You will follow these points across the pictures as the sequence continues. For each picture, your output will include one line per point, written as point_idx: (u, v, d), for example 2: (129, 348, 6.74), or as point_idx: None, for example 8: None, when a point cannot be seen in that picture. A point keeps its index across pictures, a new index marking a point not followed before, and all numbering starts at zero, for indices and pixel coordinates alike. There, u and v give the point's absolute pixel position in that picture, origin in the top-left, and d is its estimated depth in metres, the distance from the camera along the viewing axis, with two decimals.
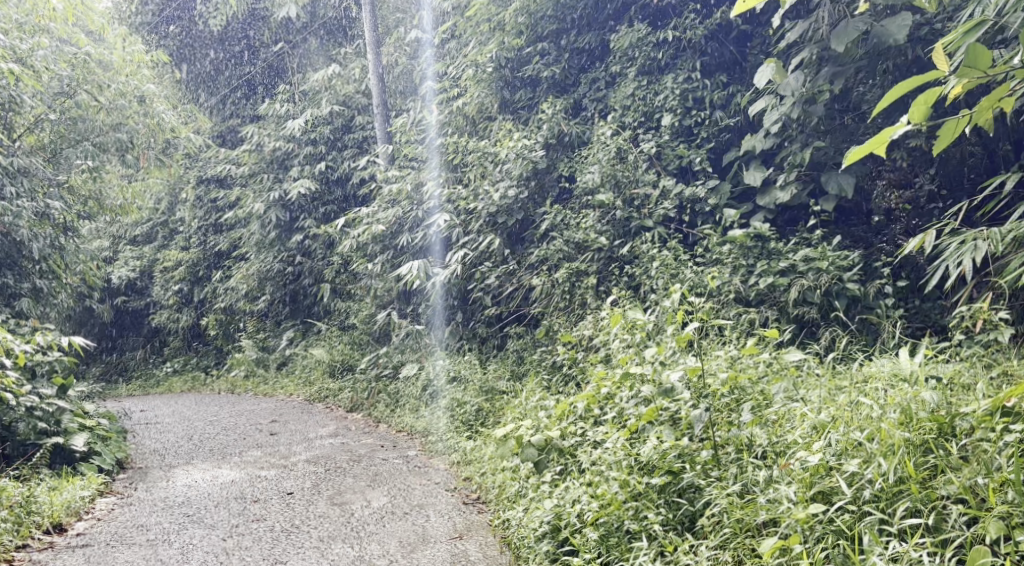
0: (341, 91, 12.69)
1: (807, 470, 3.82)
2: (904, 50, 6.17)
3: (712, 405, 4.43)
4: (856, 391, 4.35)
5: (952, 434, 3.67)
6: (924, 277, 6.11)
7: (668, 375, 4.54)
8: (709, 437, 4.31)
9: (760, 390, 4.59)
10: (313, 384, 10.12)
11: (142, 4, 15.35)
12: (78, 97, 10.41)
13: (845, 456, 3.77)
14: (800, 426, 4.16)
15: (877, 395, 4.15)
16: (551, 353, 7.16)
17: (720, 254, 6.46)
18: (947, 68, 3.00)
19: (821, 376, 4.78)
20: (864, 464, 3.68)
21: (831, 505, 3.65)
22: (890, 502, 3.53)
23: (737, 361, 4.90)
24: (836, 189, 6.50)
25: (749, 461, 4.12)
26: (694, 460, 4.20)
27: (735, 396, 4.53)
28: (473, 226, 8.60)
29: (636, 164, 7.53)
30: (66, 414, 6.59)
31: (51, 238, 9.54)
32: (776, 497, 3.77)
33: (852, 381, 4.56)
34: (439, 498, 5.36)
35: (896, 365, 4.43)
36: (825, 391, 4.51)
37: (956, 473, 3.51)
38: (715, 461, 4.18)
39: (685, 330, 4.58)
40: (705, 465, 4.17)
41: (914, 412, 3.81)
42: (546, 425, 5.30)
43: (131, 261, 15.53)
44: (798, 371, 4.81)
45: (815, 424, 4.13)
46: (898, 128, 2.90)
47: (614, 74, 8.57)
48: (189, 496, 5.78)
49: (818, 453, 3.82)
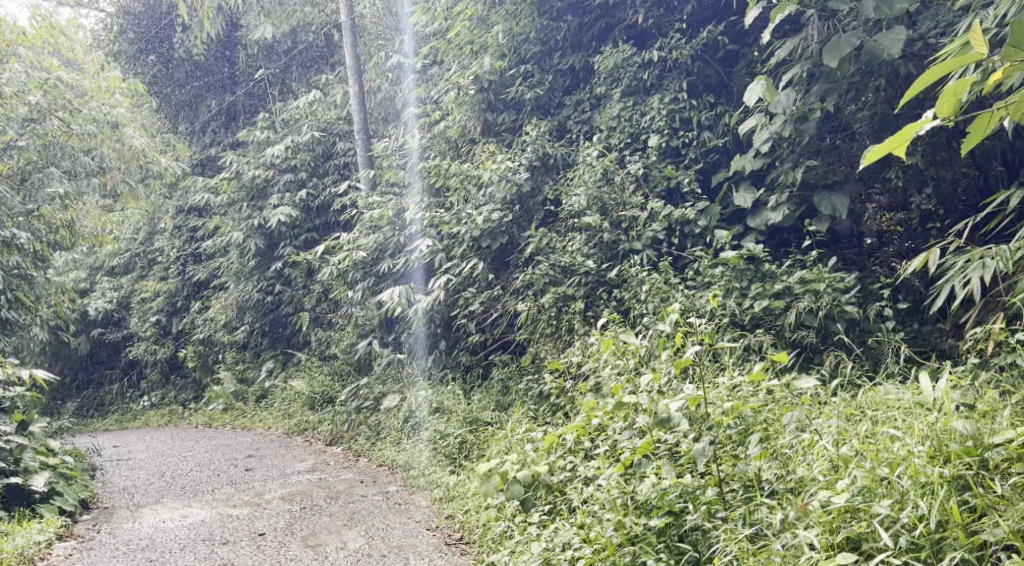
0: (322, 118, 12.45)
1: (828, 511, 3.55)
2: (898, 66, 5.99)
3: (717, 438, 4.22)
4: (870, 419, 4.07)
5: (987, 469, 3.44)
6: (923, 299, 5.92)
7: (666, 406, 4.34)
8: (711, 472, 4.09)
9: (766, 419, 4.32)
10: (293, 417, 9.80)
11: (121, 32, 15.09)
12: (47, 122, 10.12)
13: (870, 494, 3.51)
14: (816, 460, 3.88)
15: (899, 424, 3.89)
16: (538, 381, 6.88)
17: (712, 277, 6.20)
18: (988, 49, 2.67)
19: (826, 404, 4.52)
20: (895, 505, 3.41)
21: (860, 554, 3.37)
22: (932, 551, 3.26)
23: (737, 389, 4.64)
24: (830, 211, 6.28)
25: (758, 499, 3.89)
26: (697, 500, 3.98)
27: (740, 427, 4.27)
28: (456, 251, 8.36)
29: (623, 186, 7.31)
30: (26, 452, 6.30)
31: (16, 266, 9.26)
32: (794, 544, 3.51)
33: (862, 408, 4.32)
34: (420, 538, 5.05)
35: (913, 392, 4.16)
36: (837, 419, 4.23)
37: (1000, 514, 3.26)
38: (720, 500, 3.95)
39: (685, 357, 4.38)
40: (710, 505, 3.96)
41: (943, 445, 3.55)
42: (534, 459, 5.06)
43: (108, 292, 15.19)
44: (803, 398, 4.57)
45: (835, 458, 3.84)
46: (923, 125, 2.67)
47: (598, 96, 8.38)
48: (155, 539, 5.44)
49: (841, 493, 3.55)
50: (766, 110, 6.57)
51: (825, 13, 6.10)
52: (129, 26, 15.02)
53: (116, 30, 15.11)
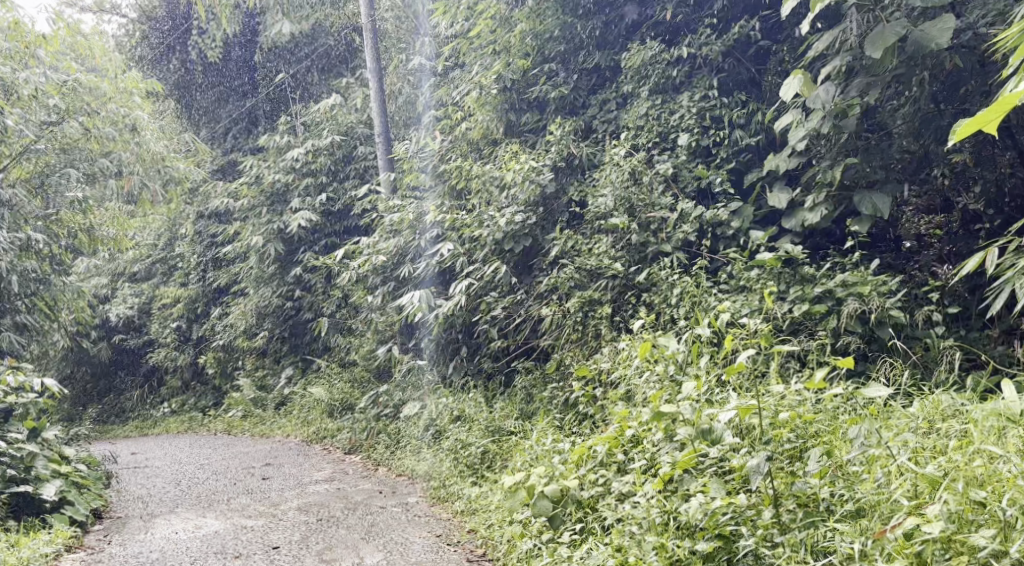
0: (343, 122, 12.23)
1: (914, 542, 3.31)
2: (943, 58, 5.70)
3: (774, 453, 3.98)
4: (950, 436, 3.84)
5: None
6: (971, 304, 5.61)
7: (719, 416, 4.11)
8: (766, 491, 3.86)
9: (829, 432, 4.08)
10: (312, 424, 9.58)
11: (144, 38, 15.08)
12: (66, 124, 9.85)
13: (962, 523, 3.29)
14: (894, 480, 3.65)
15: (986, 442, 3.65)
16: (563, 388, 6.61)
17: (747, 280, 5.91)
18: None
19: (886, 414, 4.29)
20: (997, 536, 3.18)
21: None
22: None
23: (791, 397, 4.41)
24: (870, 210, 5.95)
25: (822, 522, 3.66)
26: (752, 523, 3.76)
27: (800, 441, 4.05)
28: (478, 254, 8.11)
29: (651, 187, 7.02)
30: (38, 460, 6.11)
31: (33, 270, 9.21)
32: None
33: (930, 421, 4.09)
34: (442, 555, 4.80)
35: (992, 404, 3.93)
36: (906, 433, 3.99)
37: None
38: (776, 524, 3.72)
39: (739, 362, 4.13)
40: (767, 529, 3.73)
41: None
42: (562, 473, 4.83)
43: (130, 298, 15.07)
44: (866, 409, 4.34)
45: (917, 477, 3.59)
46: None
47: (625, 95, 8.12)
48: (166, 552, 5.23)
49: (933, 520, 3.31)
50: (801, 107, 6.30)
51: (866, 4, 5.83)
52: (151, 32, 15.05)
53: (138, 35, 15.07)
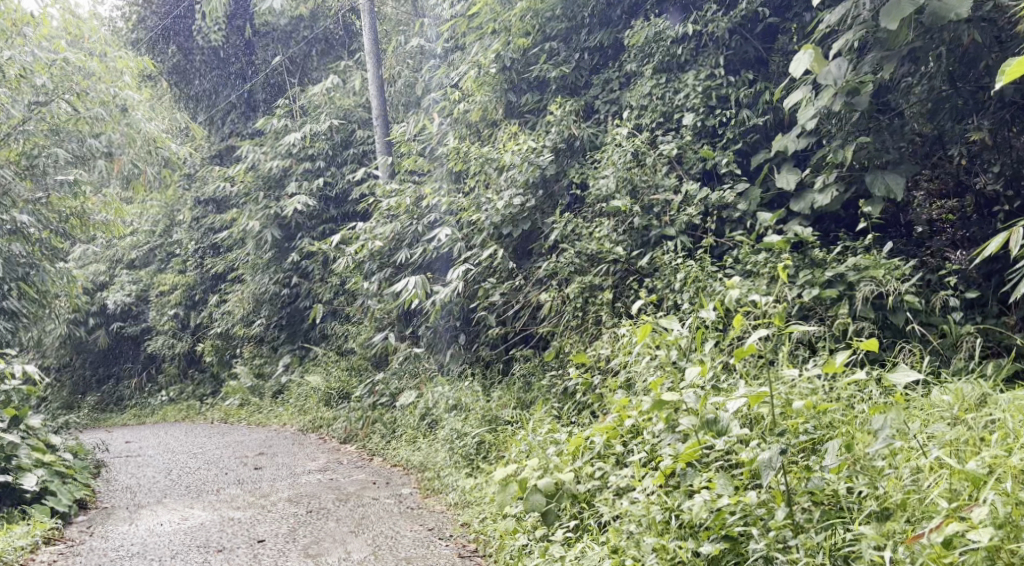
0: (340, 105, 12.04)
1: (956, 550, 3.07)
2: (961, 32, 5.44)
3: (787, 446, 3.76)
4: (984, 430, 3.62)
5: None
6: (989, 290, 5.40)
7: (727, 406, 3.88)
8: (778, 488, 3.65)
9: (846, 424, 3.86)
10: (309, 412, 9.37)
11: (140, 20, 14.56)
12: (54, 105, 9.51)
13: (1011, 529, 3.05)
14: (928, 479, 3.41)
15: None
16: (563, 377, 6.39)
17: (754, 264, 5.66)
18: None
19: (907, 403, 4.08)
20: None
21: None
22: None
23: (803, 385, 4.19)
24: (883, 191, 5.69)
25: (842, 524, 3.44)
26: (763, 524, 3.54)
27: (817, 434, 3.83)
28: (477, 239, 7.88)
29: (655, 169, 6.76)
30: (20, 449, 5.86)
31: (20, 254, 8.99)
32: None
33: (957, 411, 3.87)
34: (432, 549, 4.59)
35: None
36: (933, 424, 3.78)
37: None
38: (791, 524, 3.49)
39: (748, 346, 3.89)
40: (780, 530, 3.50)
41: None
42: (557, 465, 4.61)
43: (127, 285, 14.79)
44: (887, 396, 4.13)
45: (955, 476, 3.36)
46: None
47: (627, 74, 7.86)
48: (148, 545, 5.02)
49: (978, 526, 3.07)
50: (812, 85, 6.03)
51: None
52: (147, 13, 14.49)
53: (134, 18, 14.60)
